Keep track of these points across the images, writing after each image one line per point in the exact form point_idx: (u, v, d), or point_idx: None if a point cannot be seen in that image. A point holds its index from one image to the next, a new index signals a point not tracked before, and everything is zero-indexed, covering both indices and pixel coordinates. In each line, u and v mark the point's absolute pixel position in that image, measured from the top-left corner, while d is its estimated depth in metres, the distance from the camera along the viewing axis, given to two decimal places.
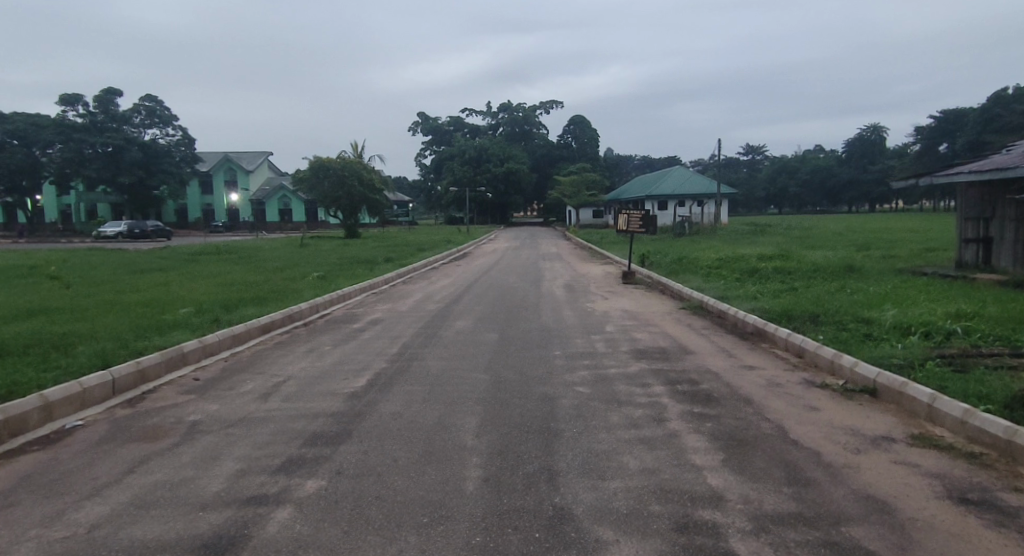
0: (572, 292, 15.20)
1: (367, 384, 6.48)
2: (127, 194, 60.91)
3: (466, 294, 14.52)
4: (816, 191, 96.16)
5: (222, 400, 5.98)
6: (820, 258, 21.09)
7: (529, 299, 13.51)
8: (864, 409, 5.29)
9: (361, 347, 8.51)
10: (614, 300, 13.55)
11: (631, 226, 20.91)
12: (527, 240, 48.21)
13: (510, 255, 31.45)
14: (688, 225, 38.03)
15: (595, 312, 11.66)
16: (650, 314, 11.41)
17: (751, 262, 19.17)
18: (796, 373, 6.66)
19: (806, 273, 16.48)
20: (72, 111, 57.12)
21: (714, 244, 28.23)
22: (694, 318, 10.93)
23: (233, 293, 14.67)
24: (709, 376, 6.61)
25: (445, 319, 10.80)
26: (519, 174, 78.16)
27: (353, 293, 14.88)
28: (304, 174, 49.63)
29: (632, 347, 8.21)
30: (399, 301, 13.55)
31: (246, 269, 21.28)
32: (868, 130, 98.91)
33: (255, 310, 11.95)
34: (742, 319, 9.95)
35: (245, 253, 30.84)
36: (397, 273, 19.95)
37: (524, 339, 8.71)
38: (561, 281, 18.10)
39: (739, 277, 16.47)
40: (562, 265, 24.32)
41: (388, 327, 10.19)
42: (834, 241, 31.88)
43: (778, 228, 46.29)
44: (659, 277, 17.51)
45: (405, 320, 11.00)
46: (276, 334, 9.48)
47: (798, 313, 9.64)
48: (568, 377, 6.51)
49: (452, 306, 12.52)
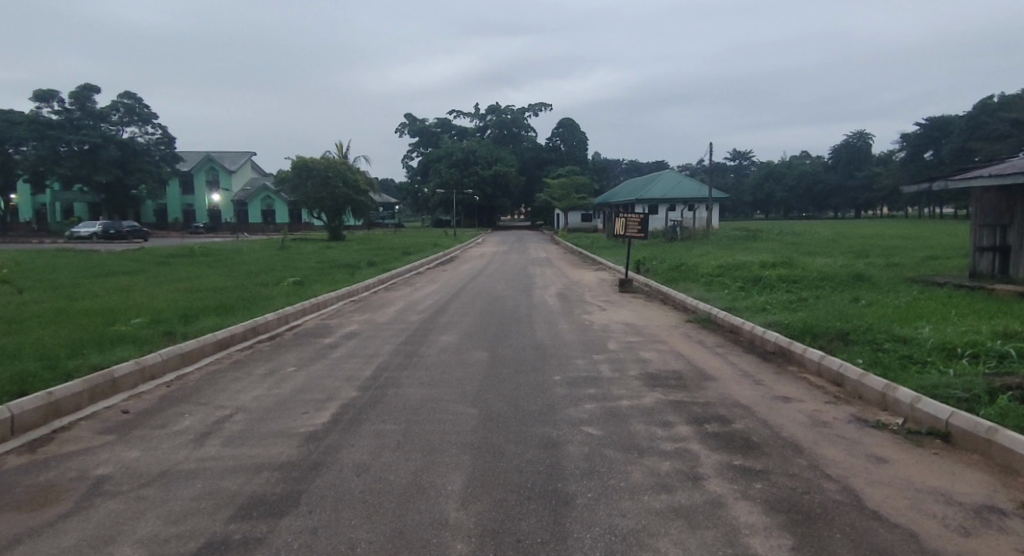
0: (566, 301, 14.16)
1: (330, 420, 5.34)
2: (104, 194, 59.05)
3: (452, 303, 13.42)
4: (802, 197, 96.17)
5: (144, 443, 4.78)
6: (824, 266, 20.24)
7: (521, 309, 12.43)
8: (945, 464, 4.26)
9: (331, 368, 7.35)
10: (613, 311, 12.53)
11: (628, 230, 19.84)
12: (515, 244, 47.22)
13: (498, 260, 30.41)
14: (681, 230, 37.28)
15: (594, 326, 10.60)
16: (655, 327, 10.39)
17: (754, 269, 18.20)
18: (841, 409, 5.65)
19: (814, 283, 15.55)
20: (46, 107, 55.10)
21: (709, 250, 27.40)
22: (704, 333, 9.93)
23: (198, 300, 13.38)
24: (739, 413, 5.58)
25: (429, 333, 9.71)
26: (507, 176, 77.25)
27: (328, 301, 13.64)
28: (286, 175, 48.22)
29: (642, 372, 7.14)
30: (379, 311, 12.39)
31: (218, 273, 19.96)
32: (854, 136, 99.00)
33: (217, 321, 10.68)
34: (760, 336, 8.94)
35: (222, 256, 29.53)
36: (379, 280, 18.72)
37: (518, 360, 7.63)
38: (553, 289, 17.04)
39: (744, 286, 15.51)
40: (553, 271, 23.33)
41: (364, 342, 9.05)
42: (830, 247, 31.15)
43: (770, 233, 45.62)
44: (659, 286, 16.51)
45: (384, 333, 9.85)
46: (235, 352, 8.27)
47: (824, 330, 8.64)
48: (572, 414, 5.41)
49: (438, 317, 11.40)
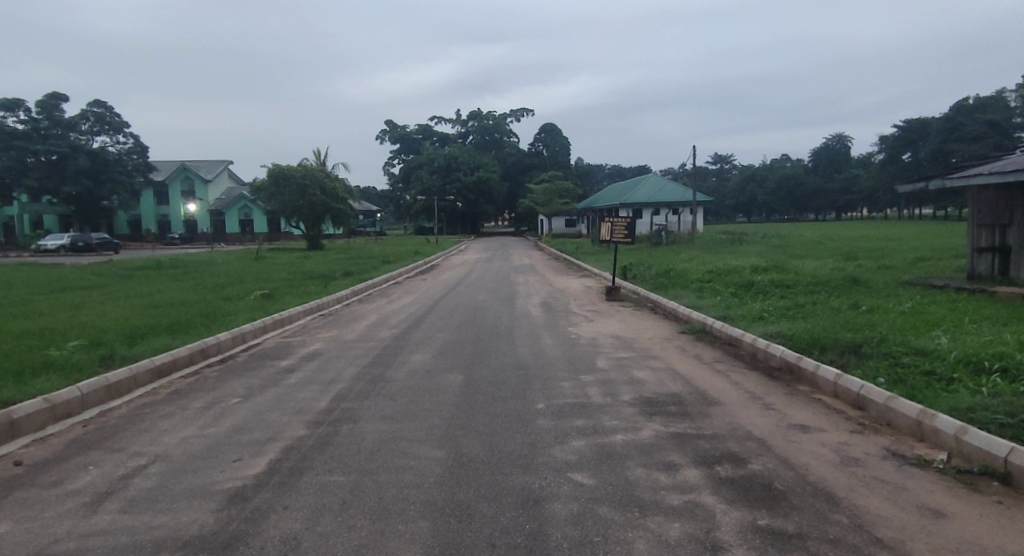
0: (551, 312, 13.30)
1: (266, 469, 4.36)
2: (73, 205, 57.11)
3: (429, 316, 12.47)
4: (784, 199, 96.67)
5: (21, 511, 3.73)
6: (815, 269, 19.68)
7: (502, 322, 11.51)
8: (1018, 520, 3.45)
9: (284, 399, 6.38)
10: (601, 323, 11.67)
11: (614, 234, 19.05)
12: (498, 251, 46.47)
13: (480, 268, 29.55)
14: (666, 233, 36.71)
15: (581, 340, 9.73)
16: (647, 340, 9.58)
17: (745, 274, 17.55)
18: (871, 443, 4.85)
19: (810, 288, 14.86)
20: (12, 116, 53.22)
21: (696, 254, 26.80)
22: (700, 346, 9.13)
23: (152, 317, 12.23)
24: (754, 449, 4.74)
25: (401, 351, 8.77)
26: (490, 182, 76.52)
27: (295, 317, 12.62)
28: (262, 184, 47.01)
29: (637, 398, 6.30)
30: (349, 326, 11.41)
31: (182, 287, 18.79)
32: (833, 139, 99.73)
33: (166, 342, 9.58)
34: (764, 350, 8.15)
35: (193, 267, 28.29)
36: (352, 292, 17.66)
37: (498, 385, 6.73)
38: (536, 298, 16.16)
39: (736, 293, 14.80)
40: (537, 278, 22.49)
41: (326, 364, 8.08)
42: (817, 249, 30.74)
43: (755, 236, 45.20)
44: (648, 294, 15.75)
45: (350, 353, 8.85)
46: (176, 380, 7.22)
47: (833, 343, 7.87)
48: (559, 457, 4.51)
49: (412, 332, 10.44)
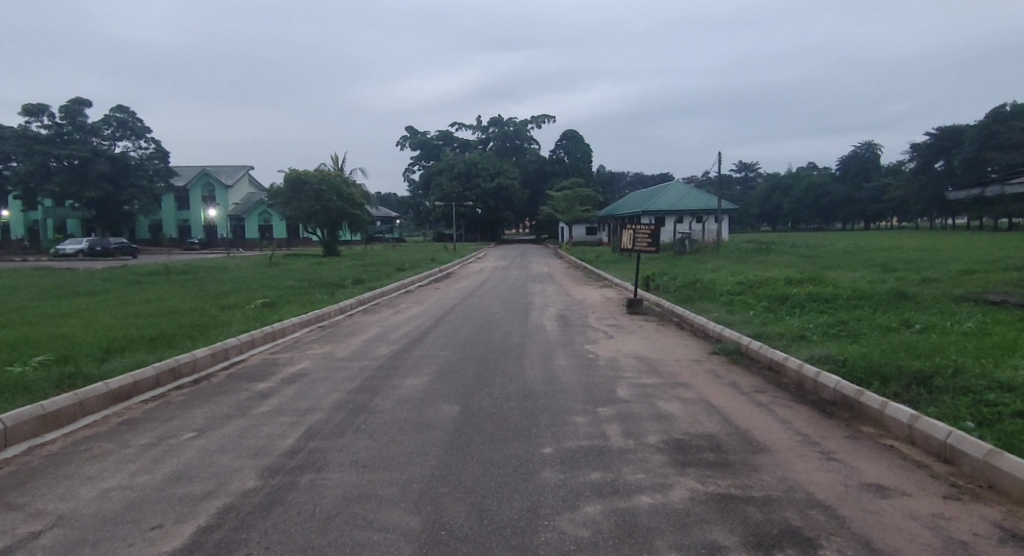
0: (567, 326, 12.24)
1: (184, 545, 3.34)
2: (95, 210, 57.64)
3: (434, 330, 11.49)
4: (810, 208, 94.18)
5: None
6: (854, 282, 18.37)
7: (513, 339, 10.47)
8: None
9: (247, 434, 5.38)
10: (622, 340, 10.56)
11: (637, 243, 17.88)
12: (517, 259, 45.55)
13: (496, 276, 28.64)
14: (690, 242, 35.45)
15: (599, 362, 8.63)
16: (674, 364, 8.45)
17: (779, 286, 16.32)
18: (982, 522, 3.64)
19: (852, 306, 13.60)
20: (36, 122, 53.93)
21: (725, 264, 25.48)
22: (737, 372, 7.96)
23: (140, 329, 11.41)
24: (824, 526, 3.58)
25: (398, 373, 7.77)
26: (510, 189, 75.79)
27: (290, 330, 11.73)
28: (278, 189, 46.58)
29: (666, 440, 5.20)
30: (345, 342, 10.42)
31: (183, 294, 18.09)
32: (862, 147, 97.08)
33: (143, 358, 8.73)
34: (815, 379, 6.95)
35: (205, 272, 27.83)
36: (357, 301, 16.72)
37: (498, 419, 5.68)
38: (553, 310, 15.10)
39: (772, 309, 13.59)
40: (554, 288, 21.42)
41: (308, 388, 7.08)
42: (850, 260, 29.20)
43: (783, 246, 43.65)
44: (673, 308, 14.60)
45: (337, 374, 7.84)
46: (132, 407, 6.30)
47: (896, 372, 6.65)
48: (567, 535, 3.42)
49: (412, 350, 9.44)
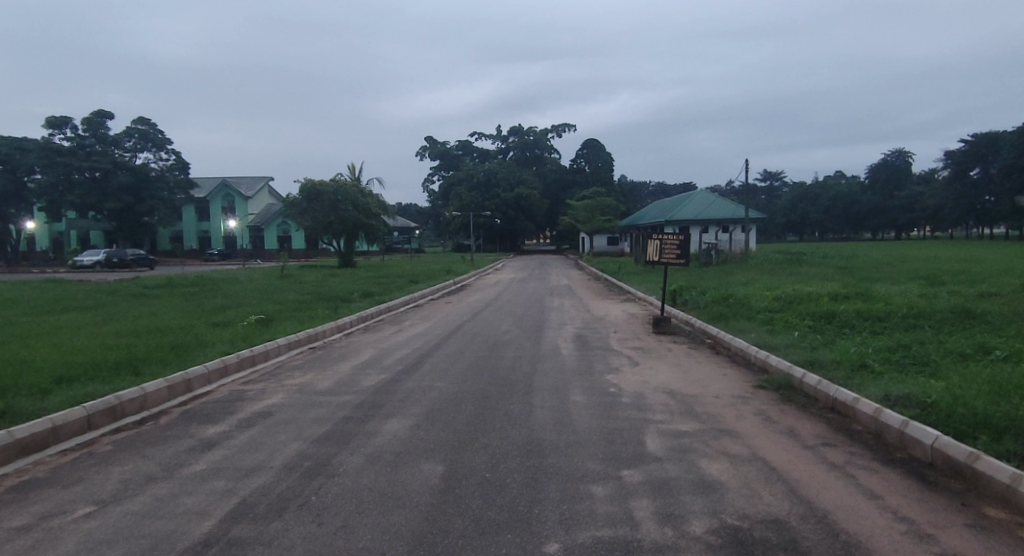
0: (585, 348, 10.87)
1: None
2: (116, 221, 57.94)
3: (436, 355, 10.15)
4: (839, 218, 91.33)
5: None
6: (906, 297, 16.68)
7: (523, 365, 9.11)
8: None
9: (160, 509, 4.03)
10: (650, 368, 9.16)
11: (664, 254, 16.41)
12: (536, 270, 44.29)
13: (512, 289, 27.39)
14: (716, 253, 33.86)
15: (623, 399, 7.24)
16: (712, 405, 7.01)
17: (823, 303, 14.77)
18: None
19: (910, 328, 12.03)
20: (58, 134, 54.42)
21: (760, 277, 23.84)
22: (793, 417, 6.49)
23: (110, 352, 10.16)
24: None
25: (380, 414, 6.43)
26: (530, 199, 74.74)
27: (275, 352, 10.45)
28: (294, 199, 45.93)
29: (719, 530, 3.75)
30: (331, 368, 9.09)
31: (175, 310, 17.02)
32: (892, 155, 94.43)
33: (94, 389, 7.52)
34: (909, 433, 5.37)
35: (213, 285, 27.05)
36: (358, 317, 15.45)
37: (494, 492, 4.28)
38: (571, 328, 13.71)
39: (819, 331, 12.07)
40: (573, 303, 20.09)
41: (265, 435, 5.73)
42: (891, 273, 27.28)
43: (814, 256, 41.63)
44: (705, 328, 13.17)
45: (308, 414, 6.52)
46: (38, 464, 5.00)
47: (1012, 424, 5.11)
48: None
49: (405, 379, 8.14)
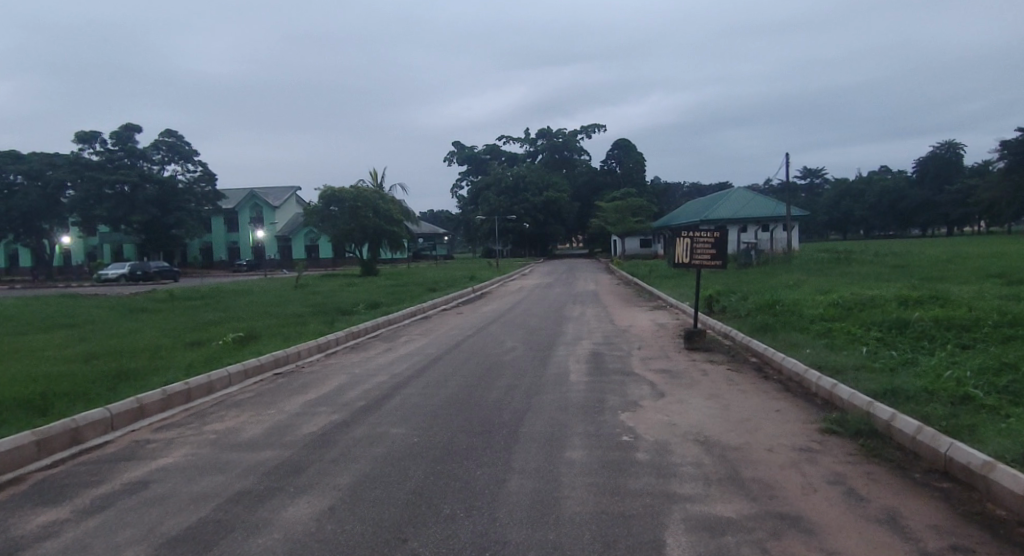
0: (600, 373, 8.84)
1: None
2: (144, 234, 58.25)
3: (413, 384, 8.25)
4: (885, 215, 86.23)
5: None
6: (989, 300, 14.06)
7: (514, 401, 7.13)
8: None
9: None
10: (680, 402, 7.10)
11: (696, 254, 14.25)
12: (563, 275, 42.24)
13: (535, 296, 25.50)
14: (756, 253, 31.30)
15: (641, 457, 5.21)
16: (769, 469, 4.89)
17: (892, 309, 12.35)
18: None
19: (1009, 340, 9.63)
20: (88, 148, 54.96)
21: (811, 279, 21.28)
22: (892, 494, 4.35)
23: (29, 384, 8.50)
24: None
25: (289, 490, 4.51)
26: (559, 203, 72.77)
27: (225, 382, 8.74)
28: (314, 208, 44.89)
29: None
30: (275, 407, 7.26)
31: (155, 327, 15.56)
32: (942, 147, 88.96)
33: None
34: None
35: (221, 296, 25.94)
36: (349, 333, 13.76)
37: None
38: (588, 344, 11.68)
39: (892, 346, 9.73)
40: (596, 312, 18.07)
41: (101, 532, 3.84)
42: (958, 272, 24.23)
43: (864, 255, 38.40)
44: (747, 342, 10.99)
45: (198, 486, 4.67)
46: None
47: None
48: None
49: (356, 425, 6.24)
